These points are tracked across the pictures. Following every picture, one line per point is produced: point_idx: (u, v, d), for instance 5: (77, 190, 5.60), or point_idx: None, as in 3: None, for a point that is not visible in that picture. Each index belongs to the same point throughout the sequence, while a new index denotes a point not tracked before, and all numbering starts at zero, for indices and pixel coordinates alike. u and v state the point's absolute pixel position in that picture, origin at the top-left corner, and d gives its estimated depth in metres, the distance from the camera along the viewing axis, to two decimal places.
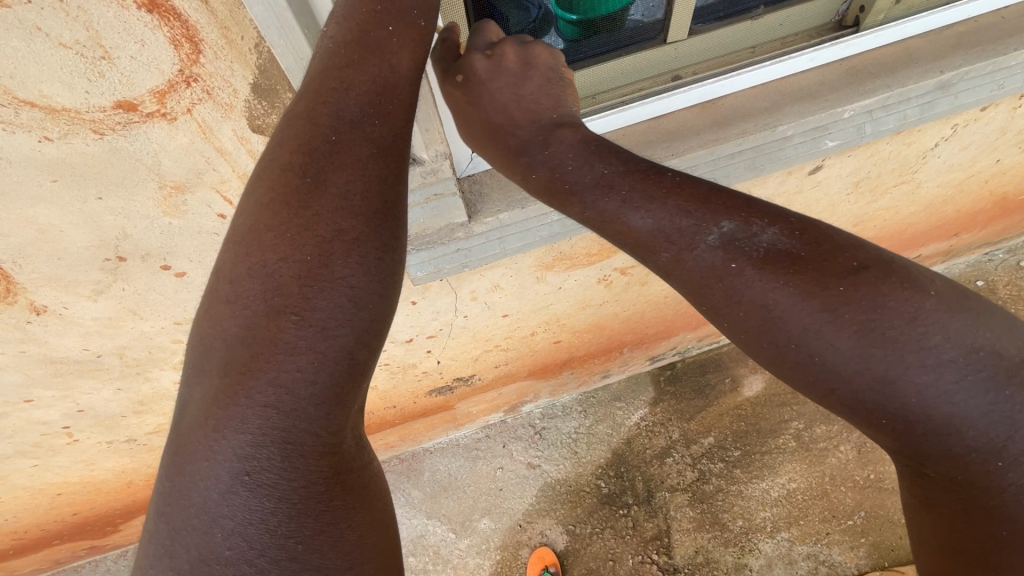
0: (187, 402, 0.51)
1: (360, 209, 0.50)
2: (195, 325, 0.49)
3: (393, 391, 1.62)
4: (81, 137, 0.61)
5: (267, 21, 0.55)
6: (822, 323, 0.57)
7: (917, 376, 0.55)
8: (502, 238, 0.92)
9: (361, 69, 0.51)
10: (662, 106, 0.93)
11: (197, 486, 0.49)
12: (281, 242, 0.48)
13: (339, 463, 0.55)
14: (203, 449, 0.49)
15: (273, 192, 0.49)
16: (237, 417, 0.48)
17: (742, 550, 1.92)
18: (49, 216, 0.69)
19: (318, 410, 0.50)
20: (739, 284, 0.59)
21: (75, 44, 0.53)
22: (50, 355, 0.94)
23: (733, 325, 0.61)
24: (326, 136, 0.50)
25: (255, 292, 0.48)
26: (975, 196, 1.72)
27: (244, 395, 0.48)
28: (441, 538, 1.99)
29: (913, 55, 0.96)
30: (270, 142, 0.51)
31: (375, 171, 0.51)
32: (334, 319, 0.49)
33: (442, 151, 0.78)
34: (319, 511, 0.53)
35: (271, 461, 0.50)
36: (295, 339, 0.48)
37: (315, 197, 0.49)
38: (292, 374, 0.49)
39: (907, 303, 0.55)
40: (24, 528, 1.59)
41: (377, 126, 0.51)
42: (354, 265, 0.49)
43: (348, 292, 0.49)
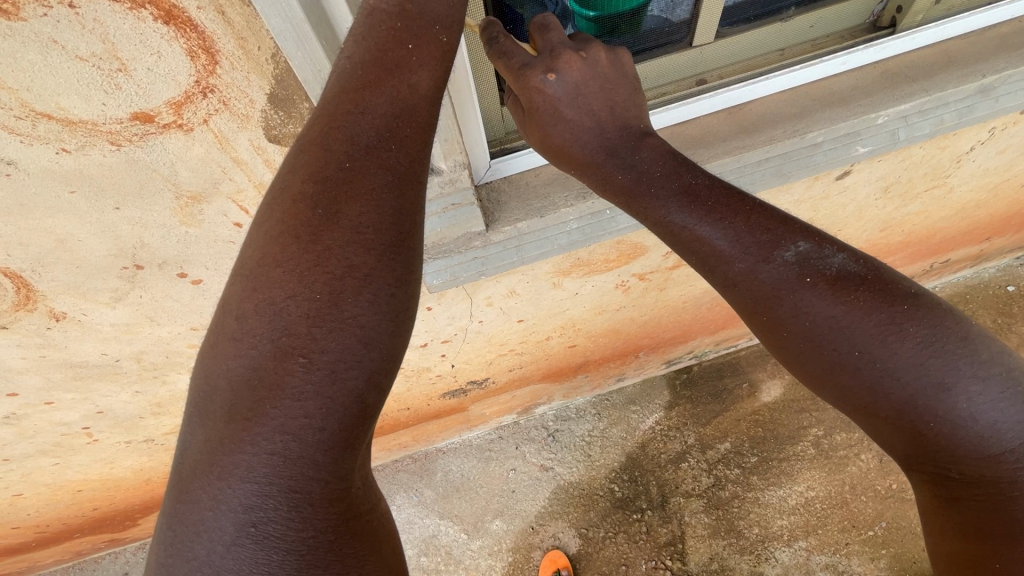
0: (190, 444, 0.50)
1: (372, 243, 0.48)
2: (199, 367, 0.49)
3: (406, 394, 1.62)
4: (98, 149, 0.61)
5: (284, 33, 0.54)
6: (886, 334, 0.56)
7: (969, 384, 0.55)
8: (520, 246, 0.90)
9: (378, 90, 0.49)
10: (685, 112, 0.90)
11: (203, 536, 0.49)
12: (289, 278, 0.47)
13: (349, 506, 0.54)
14: (208, 497, 0.48)
15: (284, 226, 0.48)
16: (242, 465, 0.48)
17: (758, 559, 1.89)
18: (68, 226, 0.69)
19: (326, 457, 0.49)
20: (801, 302, 0.58)
21: (92, 57, 0.53)
22: (70, 359, 0.95)
23: (789, 337, 0.60)
24: (340, 163, 0.48)
25: (260, 334, 0.47)
26: (1009, 200, 1.66)
27: (250, 442, 0.47)
28: (453, 539, 1.98)
29: (953, 58, 0.91)
30: (282, 171, 0.50)
31: (389, 202, 0.49)
32: (342, 361, 0.47)
33: (460, 161, 0.77)
34: (329, 561, 0.52)
35: (277, 511, 0.49)
36: (302, 384, 0.47)
37: (327, 231, 0.47)
38: (298, 420, 0.47)
39: (957, 322, 0.57)
40: (46, 522, 1.62)
41: (394, 151, 0.49)
42: (365, 303, 0.48)
43: (360, 331, 0.48)
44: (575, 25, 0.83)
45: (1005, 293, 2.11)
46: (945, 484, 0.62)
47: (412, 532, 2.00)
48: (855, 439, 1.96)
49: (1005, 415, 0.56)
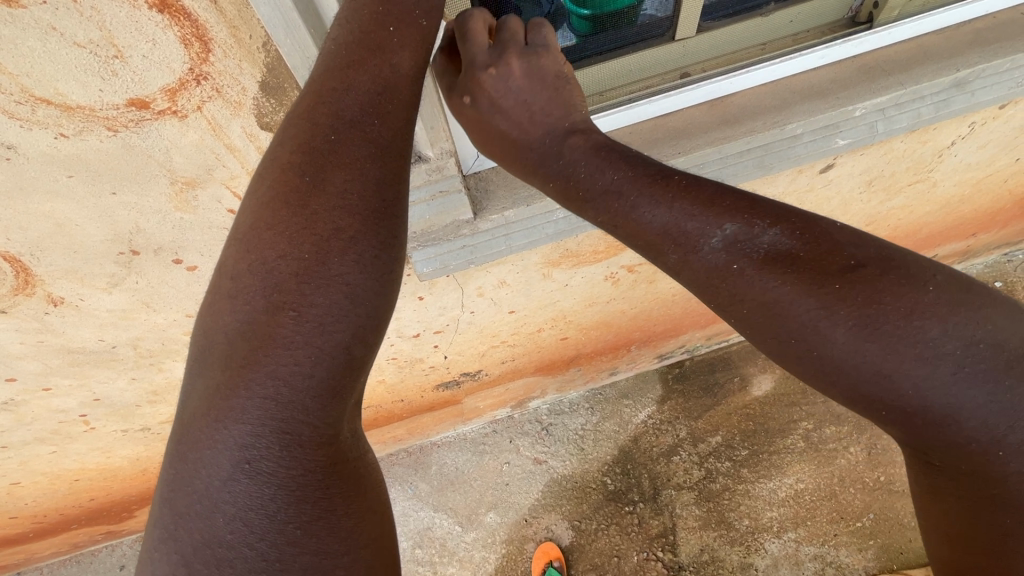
0: (189, 391, 0.52)
1: (357, 208, 0.51)
2: (197, 321, 0.51)
3: (400, 386, 1.64)
4: (95, 134, 0.63)
5: (273, 21, 0.56)
6: (820, 320, 0.54)
7: (915, 369, 0.52)
8: (508, 235, 0.93)
9: (362, 69, 0.52)
10: (668, 104, 0.92)
11: (200, 473, 0.50)
12: (280, 239, 0.49)
13: (337, 453, 0.56)
14: (207, 437, 0.50)
15: (272, 192, 0.50)
16: (237, 408, 0.50)
17: (748, 549, 1.92)
18: (66, 211, 0.71)
19: (317, 402, 0.51)
20: (744, 282, 0.56)
21: (90, 44, 0.55)
22: (68, 345, 0.97)
23: (744, 317, 0.57)
24: (326, 136, 0.51)
25: (255, 287, 0.49)
26: (993, 195, 1.69)
27: (244, 386, 0.49)
28: (447, 531, 2.01)
29: (928, 52, 0.94)
30: (270, 145, 0.52)
31: (373, 172, 0.52)
32: (331, 314, 0.50)
33: (447, 149, 0.79)
34: (316, 500, 0.54)
35: (270, 451, 0.51)
36: (294, 333, 0.50)
37: (315, 196, 0.50)
38: (289, 367, 0.50)
39: (904, 299, 0.52)
40: (44, 512, 1.64)
41: (376, 125, 0.52)
42: (351, 262, 0.50)
43: (346, 287, 0.50)
44: (569, 24, 0.88)
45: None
46: (928, 471, 0.60)
47: (407, 524, 2.02)
48: (844, 432, 1.99)
49: (969, 398, 0.52)
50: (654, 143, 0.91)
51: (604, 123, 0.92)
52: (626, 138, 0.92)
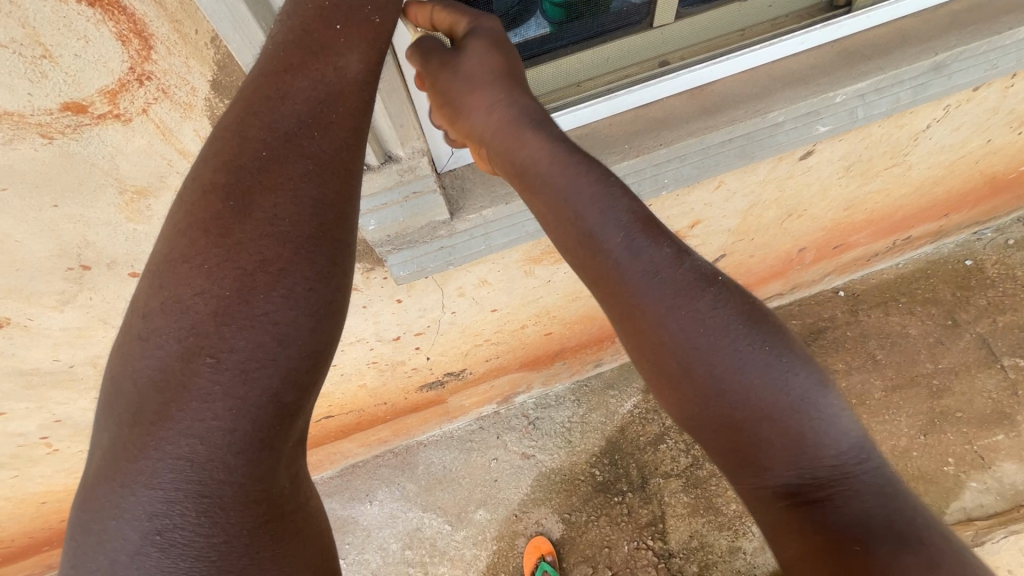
0: (97, 449, 0.48)
1: (287, 235, 0.48)
2: (104, 376, 0.47)
3: (383, 388, 1.59)
4: (28, 142, 0.57)
5: (218, 15, 0.50)
6: (739, 346, 0.54)
7: (818, 404, 0.53)
8: (487, 235, 0.89)
9: (301, 74, 0.49)
10: (648, 94, 0.89)
11: (104, 548, 0.45)
12: (198, 275, 0.46)
13: (273, 507, 0.51)
14: (112, 505, 0.45)
15: (192, 220, 0.47)
16: (147, 470, 0.45)
17: (736, 533, 1.94)
18: (2, 226, 0.65)
19: (240, 458, 0.47)
20: (673, 321, 0.54)
21: (12, 42, 0.49)
22: (20, 367, 0.90)
23: (662, 351, 0.55)
24: (257, 152, 0.48)
25: (169, 331, 0.46)
26: (965, 176, 1.71)
27: (155, 446, 0.45)
28: (437, 530, 1.98)
29: (907, 36, 0.93)
30: (195, 163, 0.49)
31: (308, 192, 0.49)
32: (252, 359, 0.47)
33: (418, 148, 0.75)
34: (241, 569, 0.47)
35: (186, 517, 0.45)
36: (212, 383, 0.46)
37: (238, 224, 0.47)
38: (206, 422, 0.46)
39: (799, 350, 0.55)
40: (12, 536, 1.56)
41: (317, 139, 0.50)
42: (278, 299, 0.48)
43: (272, 327, 0.47)
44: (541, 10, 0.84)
45: (963, 267, 2.19)
46: None
47: (396, 526, 1.99)
48: None
49: (852, 429, 0.54)
50: (635, 135, 0.88)
51: (582, 115, 0.89)
52: (605, 131, 0.89)
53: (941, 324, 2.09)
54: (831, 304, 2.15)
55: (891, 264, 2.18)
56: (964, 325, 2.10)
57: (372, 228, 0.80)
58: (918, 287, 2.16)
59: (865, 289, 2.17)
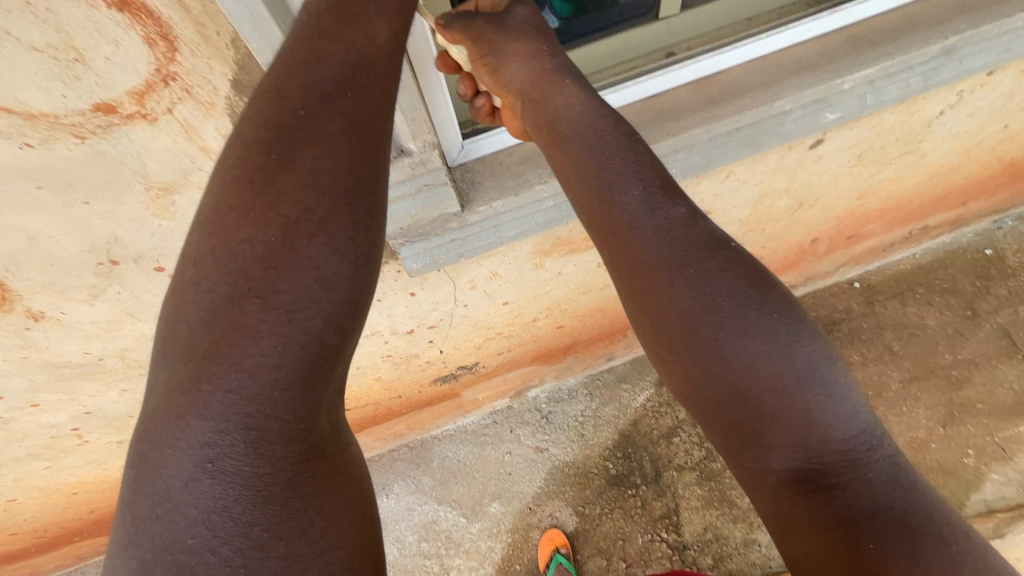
0: (153, 388, 0.51)
1: (328, 186, 0.51)
2: (160, 316, 0.50)
3: (397, 382, 1.62)
4: (62, 142, 0.60)
5: (240, 16, 0.53)
6: (725, 329, 0.58)
7: (806, 380, 0.57)
8: (497, 226, 0.91)
9: (336, 39, 0.54)
10: (656, 85, 0.91)
11: (162, 474, 0.49)
12: (245, 221, 0.49)
13: (314, 446, 0.54)
14: (168, 436, 0.49)
15: (239, 171, 0.50)
16: (200, 403, 0.49)
17: (750, 526, 1.94)
18: (37, 223, 0.69)
19: (285, 395, 0.50)
20: (661, 288, 0.60)
21: (47, 47, 0.52)
22: (53, 360, 0.95)
23: (684, 305, 0.59)
24: (295, 110, 0.52)
25: (218, 275, 0.49)
26: (983, 162, 1.68)
27: (208, 380, 0.49)
28: (453, 523, 2.01)
29: (915, 21, 0.92)
30: (241, 117, 0.53)
31: (345, 147, 0.52)
32: (299, 300, 0.50)
33: (430, 141, 0.76)
34: (285, 499, 0.51)
35: (235, 447, 0.49)
36: (259, 323, 0.49)
37: (281, 175, 0.50)
38: (256, 358, 0.49)
39: (789, 318, 0.58)
40: (45, 526, 1.63)
41: (350, 98, 0.53)
42: (320, 245, 0.50)
43: (315, 273, 0.50)
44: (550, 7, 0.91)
45: (983, 256, 2.15)
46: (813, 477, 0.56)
47: (412, 518, 2.03)
48: None
49: (855, 411, 0.57)
50: (643, 126, 0.89)
51: None
52: None
53: (959, 315, 2.06)
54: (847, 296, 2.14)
55: (908, 254, 2.16)
56: (984, 315, 2.07)
57: (385, 221, 0.82)
58: (936, 277, 2.13)
59: (881, 280, 2.16)
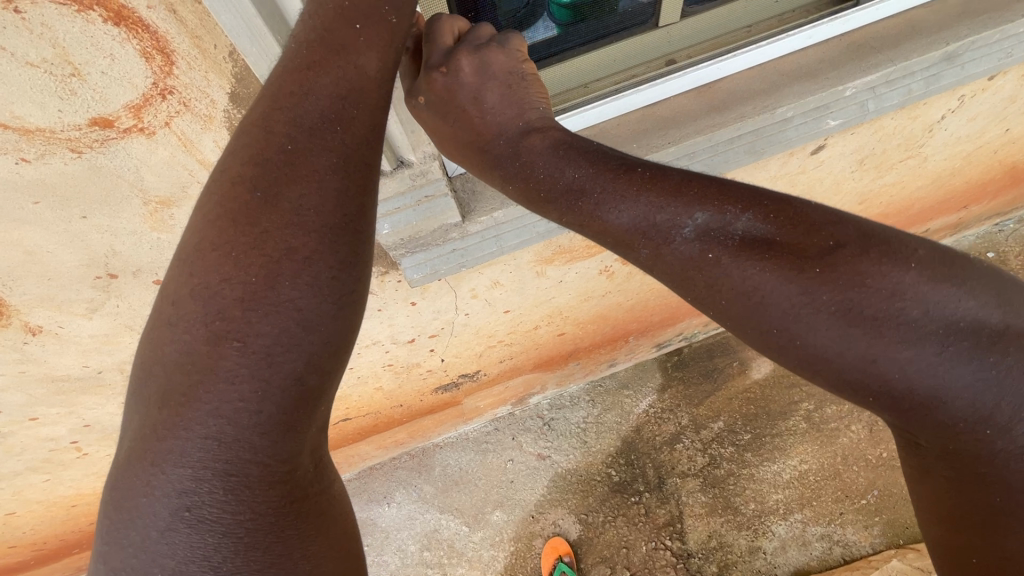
0: (128, 430, 0.50)
1: (312, 225, 0.50)
2: (136, 357, 0.49)
3: (399, 391, 1.61)
4: (59, 156, 0.60)
5: (236, 29, 0.52)
6: (801, 306, 0.51)
7: (900, 351, 0.49)
8: (498, 236, 0.91)
9: (323, 70, 0.52)
10: (656, 93, 0.90)
11: (137, 521, 0.48)
12: (224, 261, 0.49)
13: (294, 488, 0.54)
14: (143, 484, 0.48)
15: (221, 209, 0.49)
16: (176, 451, 0.48)
17: (755, 533, 1.92)
18: (35, 238, 0.68)
19: (265, 440, 0.50)
20: (722, 273, 0.53)
21: (44, 62, 0.52)
22: (51, 374, 0.94)
23: (727, 306, 0.54)
24: (281, 146, 0.51)
25: (196, 317, 0.48)
26: (985, 166, 1.68)
27: (185, 427, 0.48)
28: (455, 532, 2.00)
29: (917, 27, 0.91)
30: (224, 152, 0.52)
31: (330, 184, 0.51)
32: (278, 345, 0.49)
33: (430, 152, 0.76)
34: (268, 543, 0.52)
35: (214, 495, 0.49)
36: (237, 369, 0.48)
37: (264, 214, 0.50)
38: (234, 405, 0.49)
39: (885, 279, 0.50)
40: (44, 539, 1.62)
41: (339, 132, 0.52)
42: (302, 287, 0.50)
43: (295, 315, 0.50)
44: (549, 13, 0.86)
45: (985, 259, 2.16)
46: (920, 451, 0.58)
47: (414, 527, 2.02)
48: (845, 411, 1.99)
49: (953, 377, 0.50)
50: (642, 134, 0.89)
51: (589, 116, 0.89)
52: (612, 131, 0.90)
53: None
54: None
55: None
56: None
57: (385, 233, 0.81)
58: None
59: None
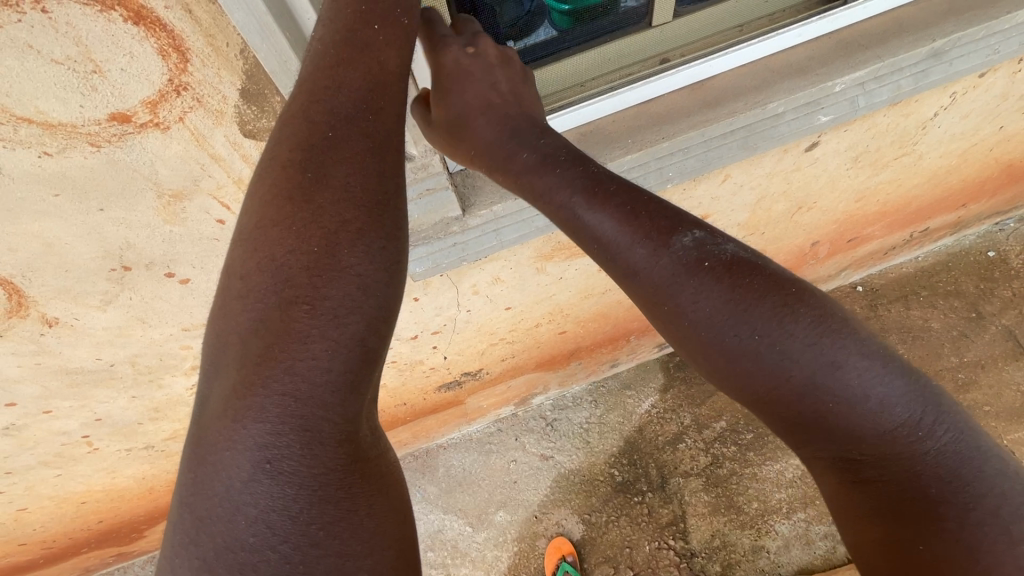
0: (204, 397, 0.53)
1: (360, 200, 0.53)
2: (209, 326, 0.52)
3: (403, 389, 1.63)
4: (79, 151, 0.63)
5: (247, 26, 0.56)
6: (741, 318, 0.56)
7: (859, 363, 0.54)
8: (498, 230, 0.93)
9: (352, 66, 0.56)
10: (650, 90, 0.93)
11: (219, 478, 0.50)
12: (288, 234, 0.52)
13: (357, 450, 0.56)
14: (223, 440, 0.50)
15: (276, 190, 0.53)
16: (256, 408, 0.50)
17: (758, 533, 1.92)
18: (55, 231, 0.71)
19: (335, 398, 0.52)
20: (687, 288, 0.58)
21: (67, 60, 0.55)
22: (66, 366, 0.97)
23: (686, 324, 0.58)
24: (325, 132, 0.54)
25: (266, 285, 0.51)
26: (981, 164, 1.70)
27: (261, 385, 0.50)
28: (458, 532, 2.01)
29: (903, 24, 0.94)
30: (269, 144, 0.55)
31: (373, 165, 0.55)
32: (344, 307, 0.52)
33: (430, 146, 0.80)
34: (339, 500, 0.53)
35: (291, 450, 0.51)
36: (309, 329, 0.51)
37: (318, 191, 0.53)
38: (307, 363, 0.51)
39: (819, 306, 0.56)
40: (53, 537, 1.64)
41: (372, 121, 0.56)
42: (360, 254, 0.52)
43: (356, 279, 0.52)
44: (551, 20, 0.89)
45: (985, 259, 2.17)
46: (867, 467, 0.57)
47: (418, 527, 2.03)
48: None
49: (884, 394, 0.54)
50: (639, 130, 0.91)
51: (587, 113, 0.92)
52: (609, 128, 0.93)
53: (962, 317, 2.08)
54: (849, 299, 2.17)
55: (909, 257, 2.17)
56: (988, 317, 2.08)
57: None
58: (938, 278, 2.15)
59: (883, 284, 2.18)
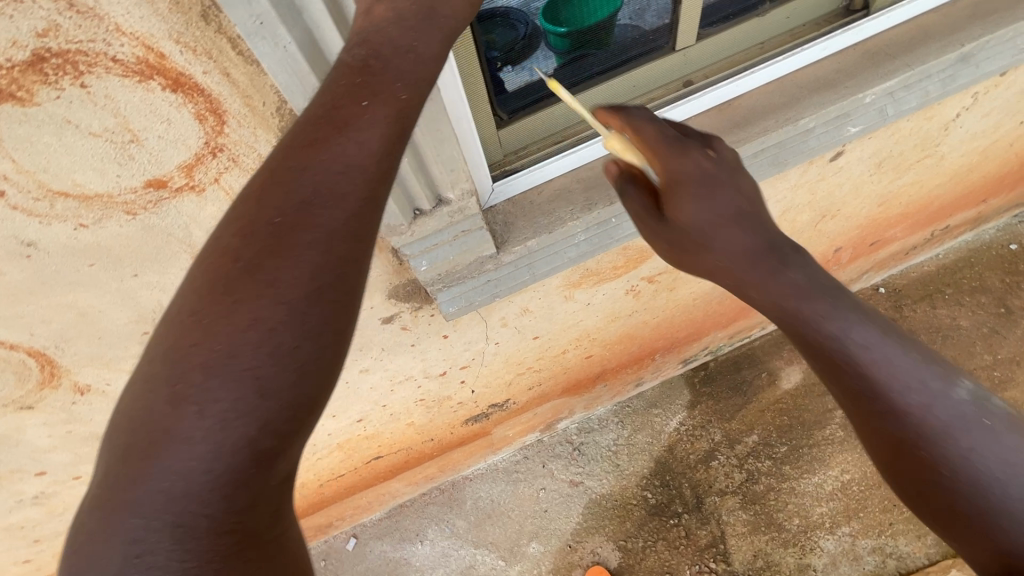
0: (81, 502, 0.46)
1: (288, 299, 0.46)
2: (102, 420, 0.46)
3: (430, 425, 1.60)
4: (115, 220, 0.61)
5: (291, 87, 0.51)
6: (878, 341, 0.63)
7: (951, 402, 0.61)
8: (531, 264, 0.91)
9: (323, 144, 0.47)
10: (678, 113, 0.91)
11: None
12: (194, 331, 0.44)
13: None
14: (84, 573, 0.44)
15: (200, 279, 0.46)
16: (123, 529, 0.44)
17: (803, 550, 1.85)
18: (89, 300, 0.69)
19: (225, 517, 0.45)
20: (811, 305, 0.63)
21: (105, 132, 0.53)
22: (96, 432, 0.94)
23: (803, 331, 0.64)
24: (269, 219, 0.46)
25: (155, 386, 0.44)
26: (1001, 160, 1.68)
27: (132, 508, 0.43)
28: (491, 566, 1.95)
29: (930, 31, 0.92)
30: (236, 204, 0.48)
31: (312, 258, 0.46)
32: (236, 414, 0.44)
33: (468, 189, 0.73)
34: None
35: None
36: (193, 444, 0.44)
37: (241, 285, 0.45)
38: (187, 481, 0.44)
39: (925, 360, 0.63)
40: None
41: (329, 208, 0.47)
42: (266, 360, 0.45)
43: (258, 387, 0.45)
44: (547, 43, 0.86)
45: (1007, 252, 2.15)
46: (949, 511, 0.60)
47: (450, 564, 1.97)
48: None
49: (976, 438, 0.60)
50: None
51: None
52: None
53: (991, 313, 2.06)
54: (874, 301, 2.12)
55: (930, 256, 2.15)
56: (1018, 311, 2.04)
57: (423, 269, 0.81)
58: (962, 275, 2.13)
59: (906, 284, 2.15)
